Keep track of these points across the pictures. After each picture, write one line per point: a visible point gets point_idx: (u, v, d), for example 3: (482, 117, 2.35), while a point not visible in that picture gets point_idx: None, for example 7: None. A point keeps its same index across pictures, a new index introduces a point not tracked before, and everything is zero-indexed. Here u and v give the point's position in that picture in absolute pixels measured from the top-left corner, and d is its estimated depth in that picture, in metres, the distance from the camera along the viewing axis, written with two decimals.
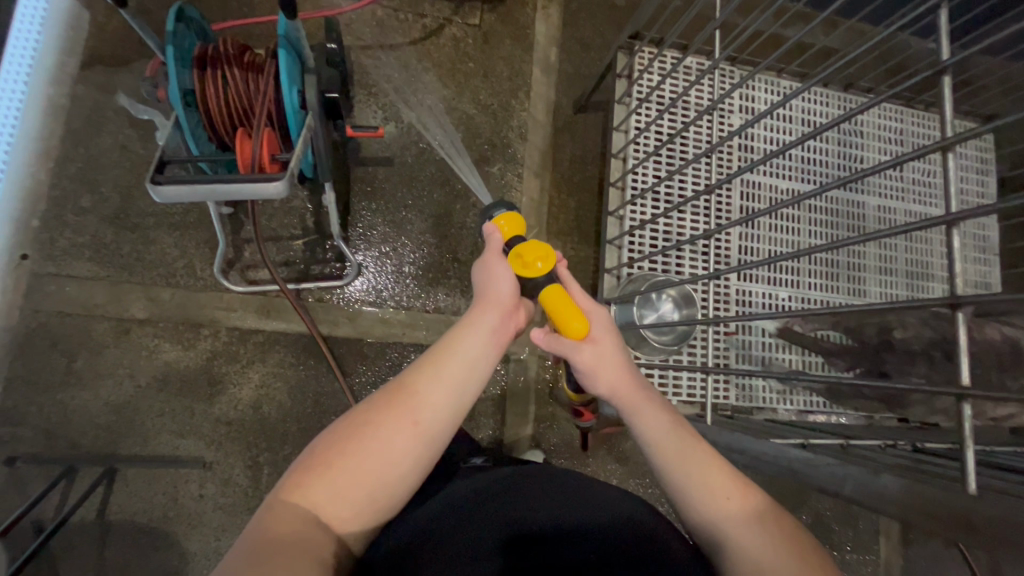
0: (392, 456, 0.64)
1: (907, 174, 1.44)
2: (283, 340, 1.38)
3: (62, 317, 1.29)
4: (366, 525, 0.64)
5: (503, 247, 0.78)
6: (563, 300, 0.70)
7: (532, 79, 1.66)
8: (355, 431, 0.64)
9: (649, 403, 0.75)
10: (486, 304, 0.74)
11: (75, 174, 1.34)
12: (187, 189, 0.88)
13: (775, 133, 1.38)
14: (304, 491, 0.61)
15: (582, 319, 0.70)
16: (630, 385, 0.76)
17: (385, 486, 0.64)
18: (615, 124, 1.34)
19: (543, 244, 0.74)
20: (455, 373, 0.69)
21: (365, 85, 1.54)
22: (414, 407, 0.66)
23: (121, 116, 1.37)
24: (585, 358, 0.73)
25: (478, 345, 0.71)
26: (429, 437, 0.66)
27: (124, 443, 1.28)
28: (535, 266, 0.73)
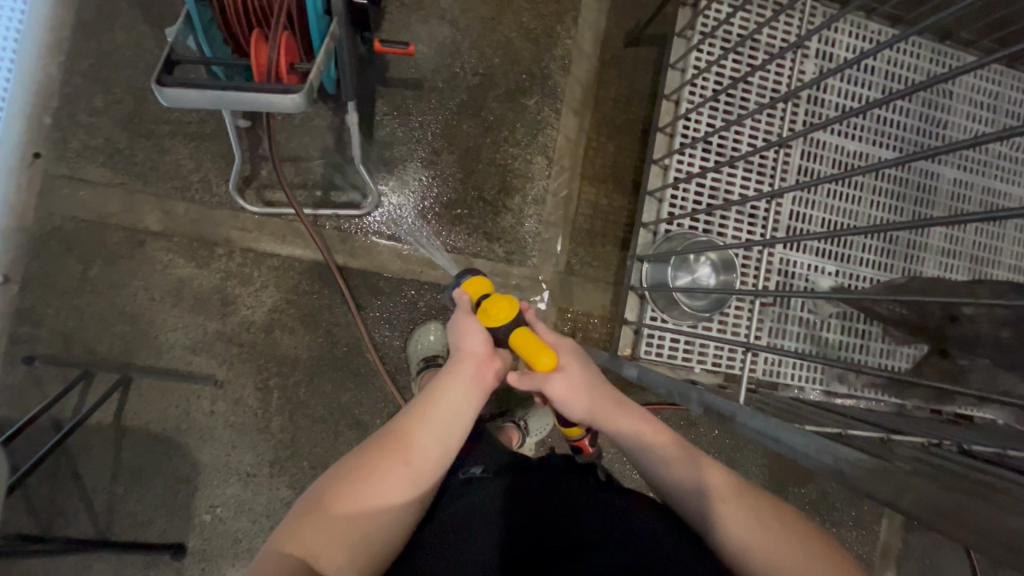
0: (385, 499, 0.70)
1: (992, 150, 1.29)
2: (299, 266, 1.35)
3: (75, 222, 1.26)
4: (363, 570, 0.69)
5: (473, 304, 0.85)
6: (529, 339, 0.74)
7: (582, 3, 1.50)
8: (348, 481, 0.70)
9: (627, 416, 0.80)
10: (462, 357, 0.79)
11: (87, 70, 1.26)
12: (196, 94, 0.79)
13: (852, 85, 1.22)
14: (298, 540, 0.66)
15: (550, 352, 0.73)
16: (607, 403, 0.79)
17: (377, 531, 0.70)
18: (672, 60, 1.19)
19: (506, 296, 0.80)
20: (438, 421, 0.75)
21: None
22: (402, 454, 0.72)
23: (137, 10, 1.27)
24: (554, 387, 0.76)
25: (459, 395, 0.77)
26: (418, 480, 0.73)
27: (138, 354, 1.28)
28: (500, 316, 0.78)
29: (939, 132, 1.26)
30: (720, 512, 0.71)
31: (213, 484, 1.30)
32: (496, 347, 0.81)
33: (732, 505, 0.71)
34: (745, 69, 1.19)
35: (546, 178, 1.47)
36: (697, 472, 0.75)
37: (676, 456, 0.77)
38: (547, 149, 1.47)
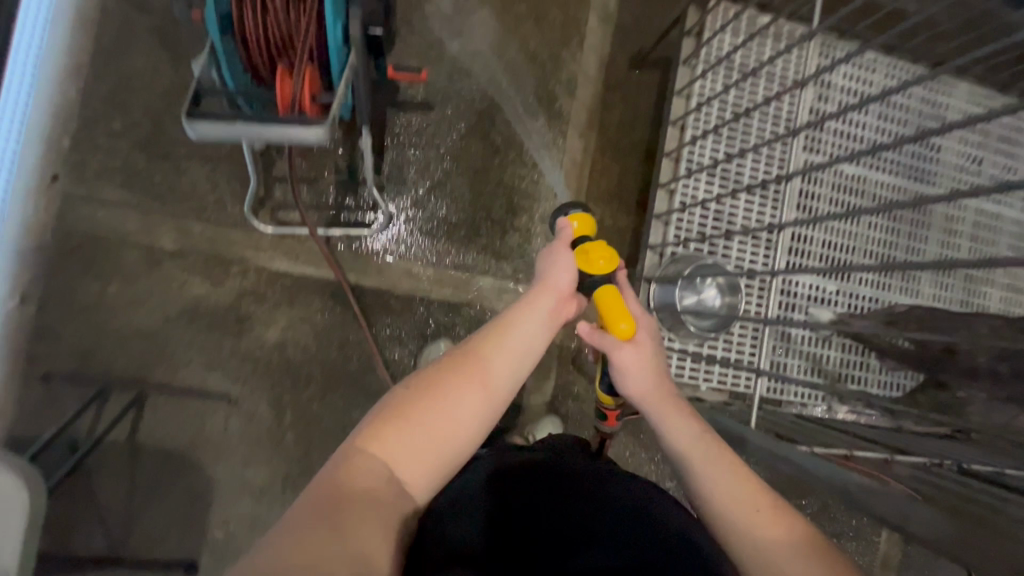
0: (464, 415, 0.73)
1: (987, 172, 1.32)
2: (312, 285, 1.38)
3: (93, 242, 1.28)
4: (436, 482, 0.71)
5: (572, 240, 0.88)
6: (613, 300, 0.80)
7: (587, 29, 1.54)
8: (428, 396, 0.72)
9: (680, 411, 0.81)
10: (546, 290, 0.83)
11: (107, 93, 1.29)
12: (223, 128, 0.83)
13: (852, 109, 1.26)
14: (382, 444, 0.68)
15: (628, 321, 0.80)
16: (662, 392, 0.82)
17: (453, 444, 0.72)
18: (677, 88, 1.23)
19: (608, 246, 0.84)
20: (515, 347, 0.79)
21: (410, 22, 1.45)
22: (481, 377, 0.75)
23: (156, 36, 1.30)
24: (621, 356, 0.82)
25: (534, 325, 0.81)
26: (494, 401, 0.76)
27: (152, 373, 1.30)
28: (597, 263, 0.82)
29: (935, 156, 1.30)
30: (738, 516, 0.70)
31: (226, 500, 1.32)
32: (576, 292, 0.86)
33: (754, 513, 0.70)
34: (748, 97, 1.23)
35: (553, 198, 1.50)
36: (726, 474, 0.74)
37: (716, 458, 0.76)
38: (554, 170, 1.51)
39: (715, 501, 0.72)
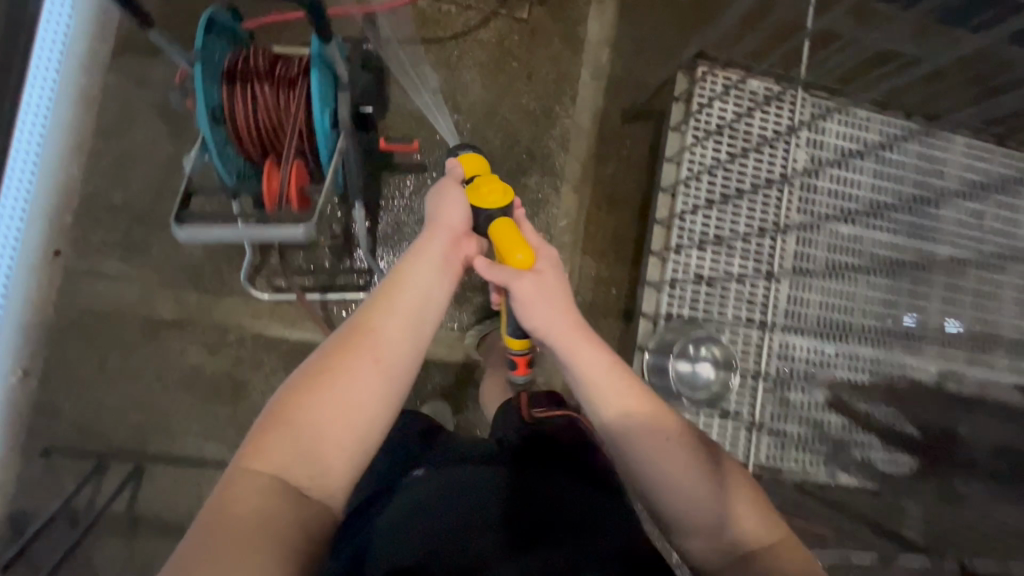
0: (354, 395, 0.67)
1: (989, 225, 1.29)
2: (308, 350, 1.38)
3: (94, 315, 1.30)
4: (337, 479, 0.67)
5: (462, 179, 0.85)
6: (507, 232, 0.76)
7: (580, 83, 1.54)
8: (308, 387, 0.67)
9: (589, 344, 0.75)
10: (436, 230, 0.77)
11: (107, 168, 1.32)
12: (210, 232, 0.84)
13: (846, 168, 1.24)
14: (264, 458, 0.64)
15: (525, 251, 0.76)
16: (569, 322, 0.76)
17: (345, 430, 0.66)
18: (667, 153, 1.23)
19: (498, 182, 0.81)
20: (404, 309, 0.72)
21: (403, 85, 1.46)
22: (365, 352, 0.68)
23: (154, 111, 1.33)
24: (523, 286, 0.74)
25: (424, 279, 0.73)
26: (389, 369, 0.69)
27: (152, 443, 1.31)
28: (488, 200, 0.79)
29: (932, 213, 1.27)
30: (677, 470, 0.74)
31: None
32: (472, 231, 0.80)
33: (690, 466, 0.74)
34: (738, 160, 1.22)
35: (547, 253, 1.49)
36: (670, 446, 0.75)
37: (636, 408, 0.75)
38: (547, 227, 1.52)
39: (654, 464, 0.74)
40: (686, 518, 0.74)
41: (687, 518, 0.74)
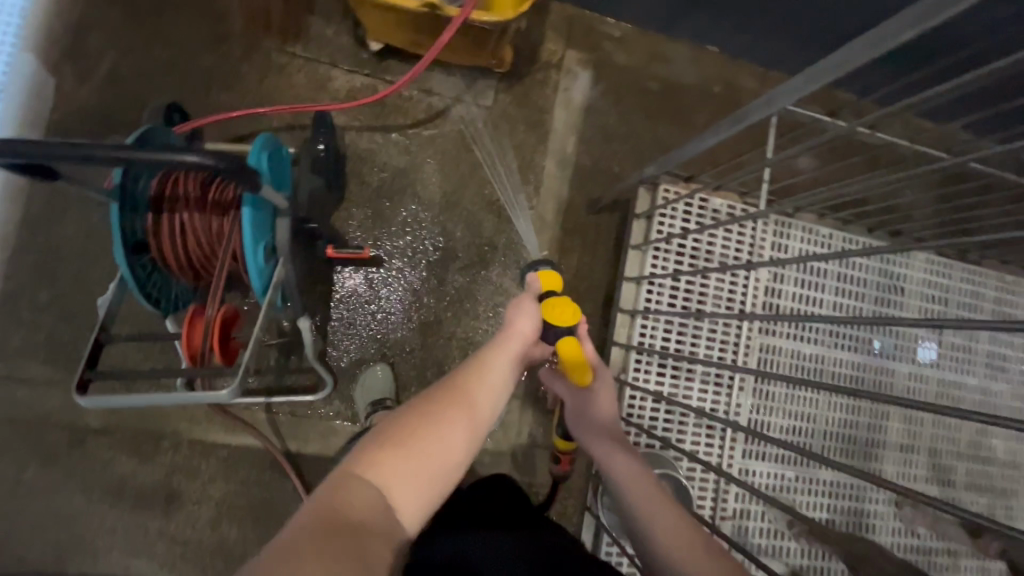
0: (451, 450, 0.66)
1: (947, 338, 1.28)
2: (250, 455, 1.30)
3: (13, 423, 1.21)
4: (427, 514, 0.64)
5: (536, 294, 0.82)
6: (575, 354, 0.77)
7: (545, 173, 1.49)
8: (413, 426, 0.66)
9: (623, 448, 0.86)
10: (511, 333, 0.78)
11: (32, 264, 1.23)
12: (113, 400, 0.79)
13: (807, 286, 1.21)
14: (374, 469, 0.61)
15: (586, 372, 0.82)
16: (609, 427, 0.89)
17: (442, 477, 0.65)
18: (628, 272, 1.22)
19: (571, 304, 0.78)
20: (493, 383, 0.74)
21: (359, 173, 1.40)
22: (464, 409, 0.69)
23: (87, 202, 1.25)
24: (567, 396, 0.92)
25: (510, 362, 0.77)
26: (479, 432, 0.70)
27: (72, 561, 1.22)
28: (560, 321, 0.77)
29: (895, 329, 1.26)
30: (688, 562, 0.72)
31: None
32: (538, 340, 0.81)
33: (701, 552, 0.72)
34: (700, 280, 1.19)
35: None
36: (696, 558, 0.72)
37: (656, 496, 0.79)
38: None
39: (660, 545, 0.74)
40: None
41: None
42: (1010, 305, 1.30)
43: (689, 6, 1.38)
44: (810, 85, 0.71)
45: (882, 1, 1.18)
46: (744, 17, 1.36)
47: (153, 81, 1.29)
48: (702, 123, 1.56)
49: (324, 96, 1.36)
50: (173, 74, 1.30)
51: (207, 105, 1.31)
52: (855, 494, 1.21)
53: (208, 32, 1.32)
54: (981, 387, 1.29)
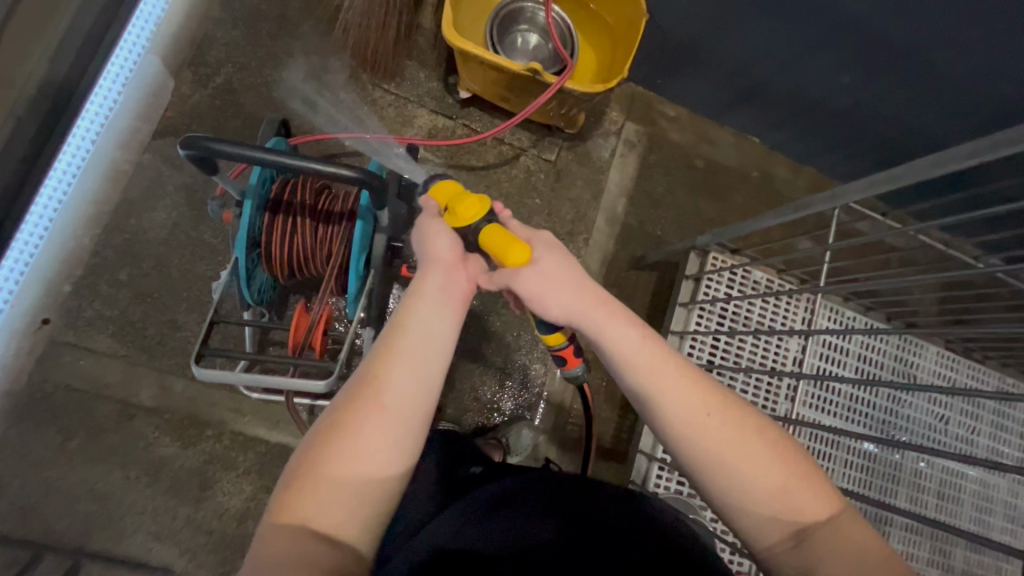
0: (369, 444, 0.59)
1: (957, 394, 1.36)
2: (285, 456, 1.31)
3: (70, 391, 1.27)
4: (370, 523, 0.60)
5: (439, 212, 0.75)
6: (501, 236, 0.67)
7: (594, 227, 1.58)
8: (320, 447, 0.59)
9: (613, 317, 0.66)
10: (431, 267, 0.69)
11: (120, 244, 1.32)
12: (224, 375, 0.92)
13: (829, 363, 1.31)
14: (290, 507, 0.57)
15: (523, 249, 0.66)
16: (586, 299, 0.67)
17: (365, 473, 0.59)
18: (673, 327, 1.34)
19: (476, 196, 0.72)
20: (410, 353, 0.64)
21: (428, 202, 1.48)
22: (373, 401, 0.61)
23: (180, 193, 1.35)
24: (525, 286, 0.66)
25: (433, 313, 0.66)
26: (401, 405, 0.61)
27: (97, 537, 1.24)
28: (468, 216, 0.70)
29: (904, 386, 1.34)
30: (705, 436, 0.61)
31: None
32: (468, 251, 0.72)
33: (717, 423, 0.61)
34: (737, 342, 1.32)
35: (543, 384, 1.47)
36: (730, 449, 0.60)
37: (662, 368, 0.63)
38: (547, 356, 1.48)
39: (672, 421, 0.62)
40: (717, 493, 0.60)
41: (721, 495, 0.60)
42: (1010, 404, 1.37)
43: (738, 100, 1.50)
44: (875, 189, 0.85)
45: (914, 126, 1.32)
46: (788, 120, 1.49)
47: (260, 96, 1.43)
48: (738, 204, 1.65)
49: (408, 131, 1.49)
50: (278, 93, 1.44)
51: (304, 123, 1.44)
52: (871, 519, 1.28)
53: (315, 61, 1.46)
54: (992, 443, 1.36)
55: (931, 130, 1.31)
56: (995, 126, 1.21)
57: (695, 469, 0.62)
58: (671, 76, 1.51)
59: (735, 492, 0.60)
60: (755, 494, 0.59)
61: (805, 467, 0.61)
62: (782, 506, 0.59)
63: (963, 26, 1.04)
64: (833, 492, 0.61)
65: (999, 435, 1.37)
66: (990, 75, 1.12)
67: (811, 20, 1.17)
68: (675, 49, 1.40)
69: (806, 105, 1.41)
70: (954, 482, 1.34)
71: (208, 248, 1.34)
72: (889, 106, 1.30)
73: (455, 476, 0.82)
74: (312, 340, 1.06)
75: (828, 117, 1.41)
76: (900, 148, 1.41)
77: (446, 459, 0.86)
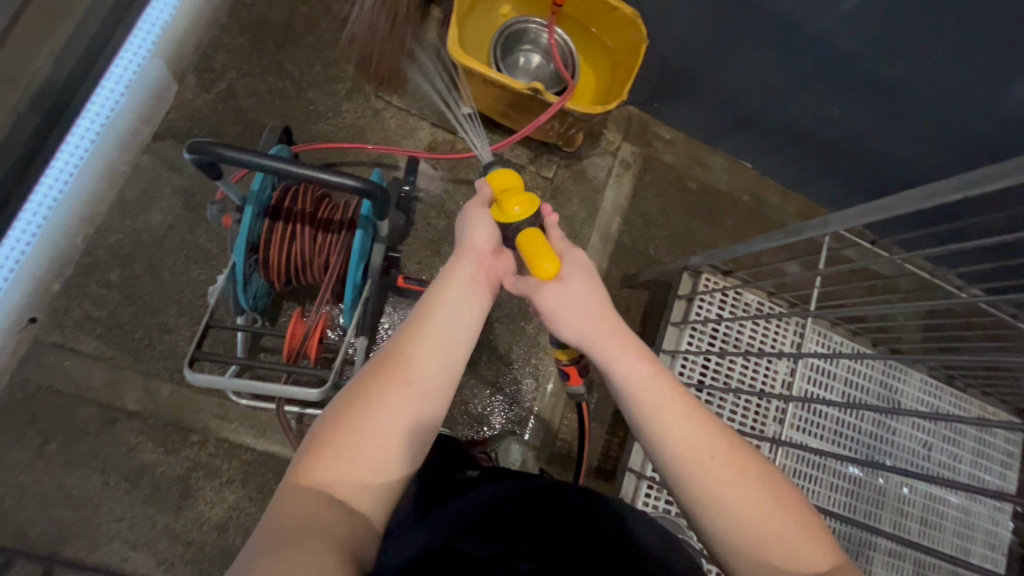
0: (394, 419, 0.60)
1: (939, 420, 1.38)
2: (270, 465, 1.29)
3: (52, 393, 1.24)
4: (386, 496, 0.59)
5: (490, 200, 0.77)
6: (537, 241, 0.69)
7: (589, 245, 1.60)
8: (346, 416, 0.59)
9: (625, 348, 0.68)
10: (463, 256, 0.71)
11: (112, 244, 1.31)
12: (216, 381, 0.92)
13: (817, 386, 1.33)
14: (311, 470, 0.57)
15: (553, 260, 0.69)
16: (603, 324, 0.69)
17: (388, 449, 0.59)
18: (664, 346, 1.36)
19: (525, 193, 0.74)
20: (439, 334, 0.65)
21: (425, 214, 1.49)
22: (401, 374, 0.62)
23: (176, 196, 1.35)
24: (547, 301, 0.70)
25: (461, 299, 0.68)
26: (426, 387, 0.62)
27: (71, 545, 1.20)
28: (513, 211, 0.73)
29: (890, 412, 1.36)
30: (705, 473, 0.61)
31: None
32: (501, 246, 0.75)
33: (719, 465, 0.62)
34: (727, 363, 1.34)
35: (533, 399, 1.47)
36: (731, 485, 0.61)
37: (668, 401, 0.65)
38: (539, 372, 1.48)
39: (673, 453, 0.63)
40: (711, 528, 0.61)
41: (714, 529, 0.61)
42: (991, 432, 1.40)
43: (732, 127, 1.54)
44: (865, 218, 0.87)
45: (900, 158, 1.37)
46: (780, 147, 1.53)
47: (262, 104, 1.44)
48: (729, 227, 1.68)
49: (408, 143, 1.50)
50: (281, 101, 1.45)
51: (305, 132, 1.45)
52: (854, 545, 1.28)
53: (319, 71, 1.48)
54: (973, 471, 1.38)
55: (917, 163, 1.36)
56: (976, 161, 1.26)
57: (690, 502, 0.62)
58: (669, 100, 1.55)
59: (730, 528, 0.60)
60: (750, 533, 0.59)
61: (804, 514, 0.61)
62: (780, 553, 0.59)
63: (950, 66, 1.08)
64: (829, 539, 0.61)
65: (980, 462, 1.39)
66: (975, 113, 1.16)
67: (806, 54, 1.21)
68: (673, 74, 1.44)
69: (798, 134, 1.45)
70: (936, 508, 1.35)
71: (202, 252, 1.34)
72: (877, 138, 1.35)
73: (452, 479, 0.82)
74: (305, 348, 1.05)
75: (818, 146, 1.46)
76: (886, 179, 1.45)
77: (442, 467, 0.86)
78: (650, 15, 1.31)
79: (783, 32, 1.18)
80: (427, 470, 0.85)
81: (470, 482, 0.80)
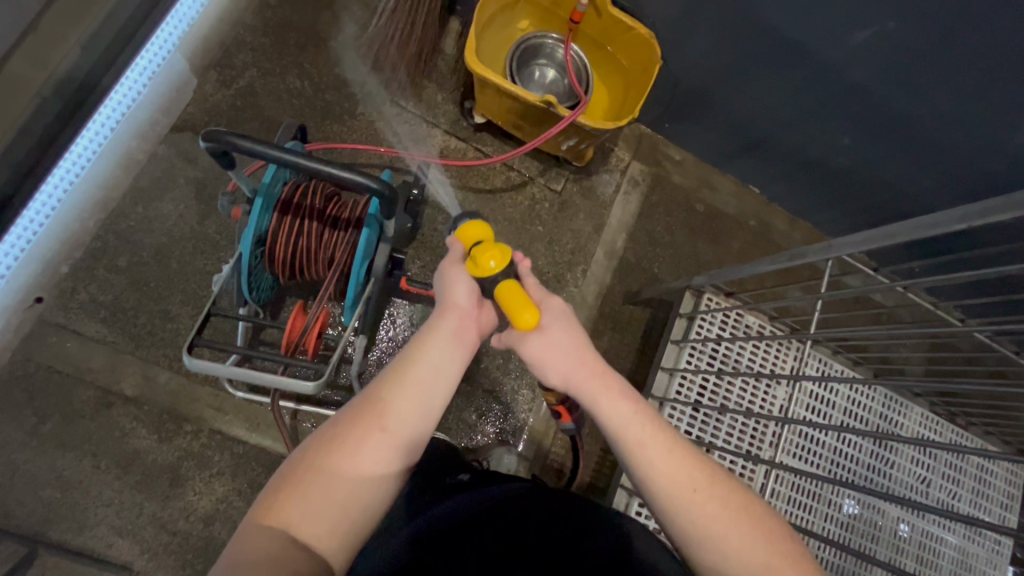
0: (364, 469, 0.60)
1: (940, 456, 1.36)
2: (261, 459, 1.28)
3: (50, 372, 1.25)
4: (351, 540, 0.60)
5: (461, 257, 0.75)
6: (515, 294, 0.67)
7: (593, 259, 1.60)
8: (316, 460, 0.59)
9: (608, 388, 0.67)
10: (447, 308, 0.70)
11: (123, 230, 1.33)
12: (213, 365, 0.91)
13: (814, 414, 1.32)
14: (276, 513, 0.57)
15: (534, 312, 0.67)
16: (585, 368, 0.68)
17: (356, 498, 0.60)
18: (663, 363, 1.36)
19: (498, 246, 0.71)
20: (418, 383, 0.65)
21: (433, 220, 1.51)
22: (376, 422, 0.62)
23: (189, 186, 1.37)
24: (530, 350, 0.69)
25: (444, 348, 0.67)
26: (400, 439, 0.62)
27: (57, 527, 1.20)
28: (488, 266, 0.70)
29: (888, 444, 1.35)
30: (691, 507, 0.61)
31: None
32: (481, 299, 0.73)
33: (703, 498, 0.61)
34: (726, 384, 1.33)
35: (528, 411, 1.46)
36: (720, 518, 0.60)
37: (652, 439, 0.64)
38: (535, 384, 1.48)
39: (657, 490, 0.62)
40: (700, 561, 0.61)
41: (704, 561, 0.61)
42: (989, 471, 1.38)
43: (742, 150, 1.55)
44: (867, 244, 0.87)
45: (905, 189, 1.37)
46: (790, 174, 1.54)
47: (281, 102, 1.47)
48: (734, 250, 1.69)
49: (420, 149, 1.52)
50: (299, 100, 1.48)
51: (320, 132, 1.47)
52: None
53: (337, 73, 1.50)
54: (971, 510, 1.36)
55: (926, 196, 1.36)
56: (984, 194, 1.26)
57: (680, 536, 0.62)
58: (680, 121, 1.57)
59: (717, 559, 0.60)
60: (733, 564, 0.60)
61: (787, 544, 0.61)
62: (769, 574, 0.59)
63: (960, 102, 1.09)
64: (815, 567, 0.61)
65: (980, 502, 1.37)
66: (988, 150, 1.16)
67: (818, 84, 1.22)
68: (685, 96, 1.46)
69: (807, 162, 1.46)
70: (933, 544, 1.33)
71: (210, 243, 1.35)
72: (884, 168, 1.35)
73: (441, 483, 0.82)
74: (305, 339, 1.06)
75: (827, 174, 1.46)
76: (893, 211, 1.46)
77: (433, 471, 0.86)
78: (665, 38, 1.33)
79: (797, 59, 1.19)
80: (419, 474, 0.85)
81: (458, 487, 0.80)
